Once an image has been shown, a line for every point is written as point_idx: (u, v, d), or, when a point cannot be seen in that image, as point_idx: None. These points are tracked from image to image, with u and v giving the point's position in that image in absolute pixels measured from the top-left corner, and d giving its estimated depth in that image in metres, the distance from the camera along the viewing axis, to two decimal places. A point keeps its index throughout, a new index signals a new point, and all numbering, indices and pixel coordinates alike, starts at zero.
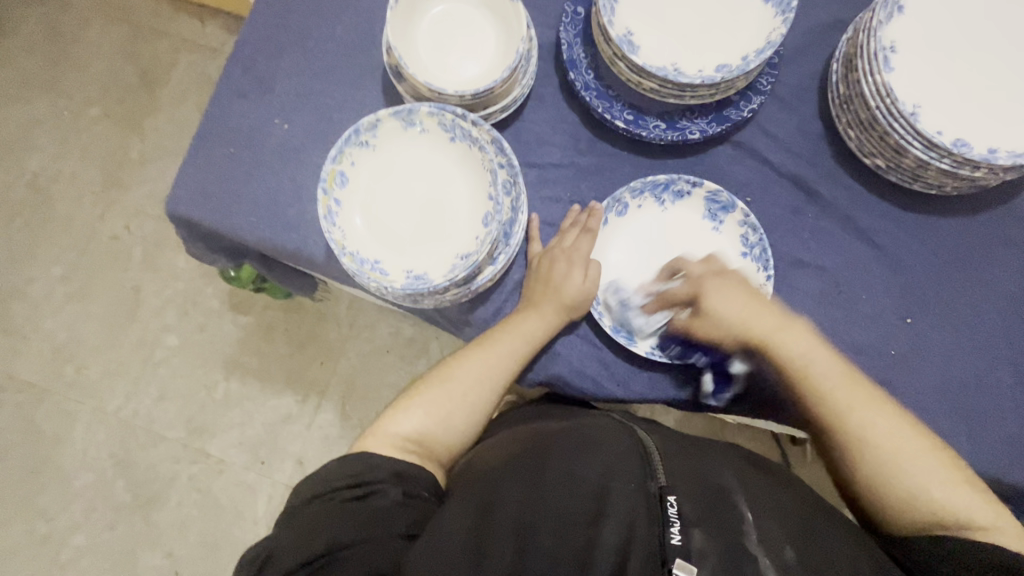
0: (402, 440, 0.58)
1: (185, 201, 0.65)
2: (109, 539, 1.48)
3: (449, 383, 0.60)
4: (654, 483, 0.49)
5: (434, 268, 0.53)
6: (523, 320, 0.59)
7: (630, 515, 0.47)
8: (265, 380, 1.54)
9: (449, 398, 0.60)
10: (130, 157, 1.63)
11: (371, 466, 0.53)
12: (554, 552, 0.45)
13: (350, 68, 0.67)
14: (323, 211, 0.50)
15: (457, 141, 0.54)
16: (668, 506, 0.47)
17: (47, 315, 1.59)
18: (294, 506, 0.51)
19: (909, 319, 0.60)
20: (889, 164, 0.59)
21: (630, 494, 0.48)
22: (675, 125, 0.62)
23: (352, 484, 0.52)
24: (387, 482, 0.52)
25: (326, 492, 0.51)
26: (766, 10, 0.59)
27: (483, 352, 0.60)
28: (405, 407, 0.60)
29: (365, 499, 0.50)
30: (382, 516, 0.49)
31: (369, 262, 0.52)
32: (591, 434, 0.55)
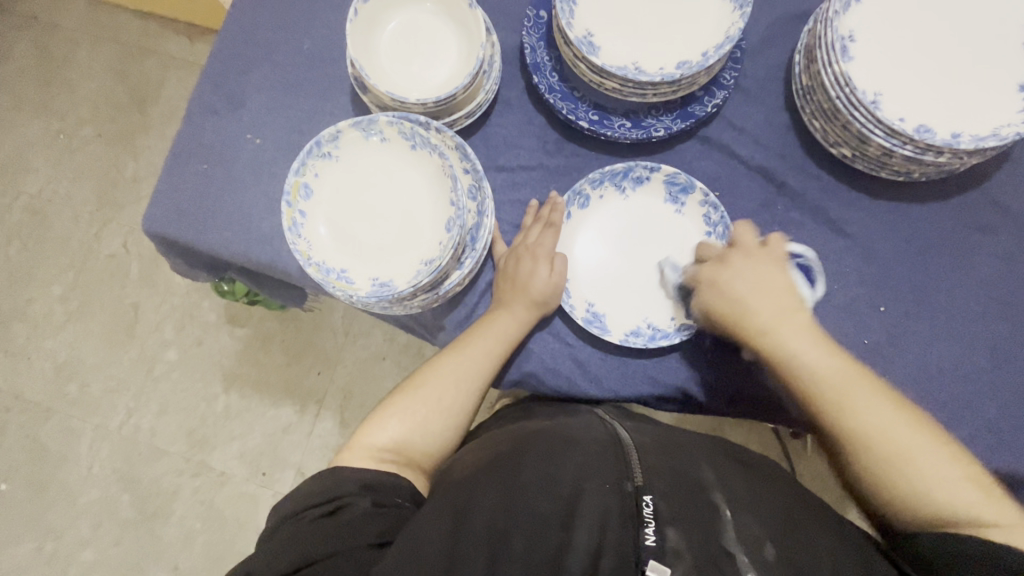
0: (379, 451, 0.57)
1: (161, 218, 0.66)
2: (116, 553, 1.50)
3: (424, 388, 0.60)
4: (630, 483, 0.49)
5: (399, 274, 0.53)
6: (494, 320, 0.59)
7: (604, 516, 0.47)
8: (264, 391, 1.55)
9: (423, 404, 0.60)
10: (124, 176, 1.66)
11: (342, 481, 0.53)
12: (526, 558, 0.45)
13: (320, 80, 0.67)
14: (287, 223, 0.51)
15: (418, 149, 0.54)
16: (644, 506, 0.47)
17: (48, 335, 1.62)
18: (268, 533, 0.51)
19: (881, 307, 0.60)
20: (854, 152, 0.58)
21: (603, 495, 0.48)
22: (640, 123, 0.62)
23: (322, 501, 0.51)
24: (356, 495, 0.51)
25: (297, 513, 0.51)
26: (725, 4, 0.59)
27: (457, 354, 0.60)
28: (383, 416, 0.60)
29: (335, 513, 0.50)
30: (349, 528, 0.48)
31: (335, 272, 0.52)
32: (569, 436, 0.55)
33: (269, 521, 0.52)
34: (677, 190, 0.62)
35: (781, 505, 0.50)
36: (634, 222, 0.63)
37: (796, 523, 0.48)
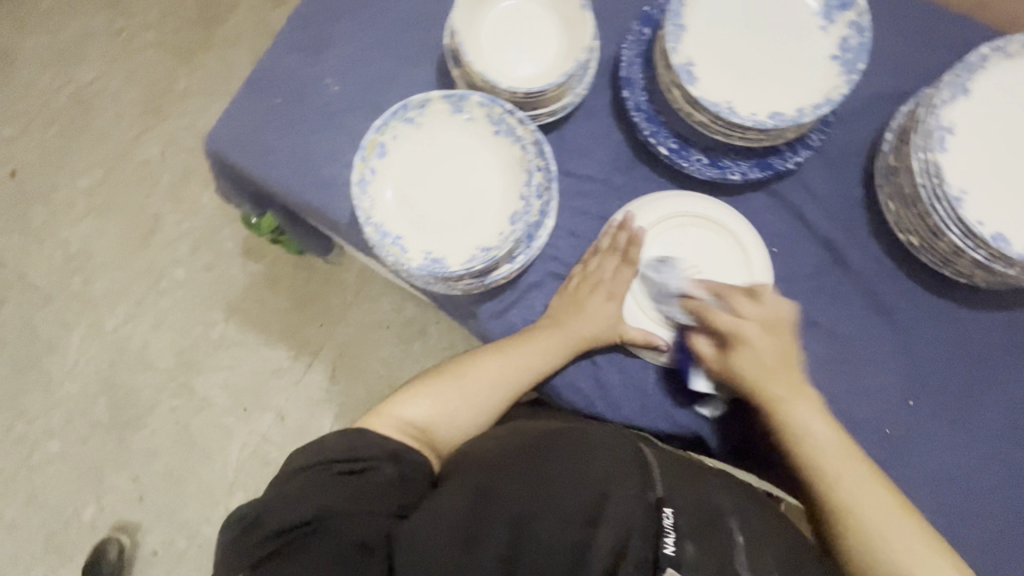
0: (406, 424, 0.56)
1: (223, 139, 0.66)
2: (81, 452, 1.50)
3: (461, 380, 0.60)
4: (652, 493, 0.48)
5: (452, 254, 0.53)
6: (547, 334, 0.59)
7: (627, 520, 0.46)
8: (262, 330, 1.55)
9: (459, 394, 0.59)
10: (175, 87, 1.65)
11: (370, 444, 0.51)
12: (549, 544, 0.45)
13: (411, 42, 0.67)
14: (356, 177, 0.51)
15: (500, 136, 0.54)
16: (665, 518, 0.47)
17: (65, 223, 1.62)
18: (289, 473, 0.50)
19: (909, 401, 0.60)
20: (922, 243, 0.58)
21: (629, 501, 0.47)
22: (718, 162, 0.62)
23: (348, 458, 0.50)
24: (383, 460, 0.50)
25: (324, 461, 0.50)
26: (832, 66, 0.58)
27: (502, 356, 0.60)
28: (412, 392, 0.59)
29: (362, 474, 0.49)
30: (377, 494, 0.48)
31: (389, 238, 0.52)
32: (595, 435, 0.52)
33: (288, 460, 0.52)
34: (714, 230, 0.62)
35: (785, 538, 0.50)
36: (713, 223, 0.62)
37: (799, 561, 0.48)
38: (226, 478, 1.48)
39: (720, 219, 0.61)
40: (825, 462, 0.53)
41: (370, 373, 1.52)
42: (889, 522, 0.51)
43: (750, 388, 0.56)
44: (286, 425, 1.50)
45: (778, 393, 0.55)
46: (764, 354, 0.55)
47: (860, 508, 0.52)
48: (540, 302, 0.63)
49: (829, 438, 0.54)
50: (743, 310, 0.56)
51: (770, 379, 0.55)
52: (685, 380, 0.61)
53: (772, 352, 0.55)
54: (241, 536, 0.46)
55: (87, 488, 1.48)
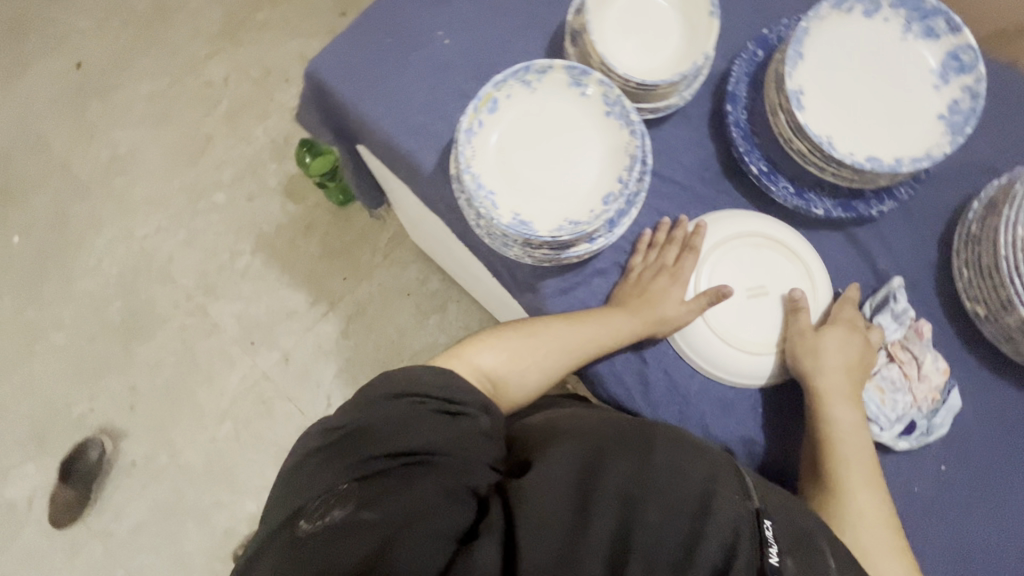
0: (480, 372, 0.59)
1: (328, 67, 0.67)
2: (85, 349, 1.51)
3: (536, 341, 0.60)
4: (753, 504, 0.47)
5: (538, 220, 0.54)
6: (617, 314, 0.59)
7: (734, 525, 0.44)
8: (286, 270, 1.56)
9: (532, 353, 0.60)
10: (255, 18, 1.67)
11: (461, 391, 0.54)
12: (656, 531, 0.44)
13: (528, 14, 0.68)
14: (466, 123, 0.52)
15: (610, 118, 0.55)
16: (766, 529, 0.45)
17: (119, 125, 1.63)
18: (377, 398, 0.52)
19: (942, 466, 0.60)
20: (989, 315, 0.58)
21: (734, 505, 0.46)
22: (803, 194, 0.62)
23: (443, 398, 0.53)
24: (476, 410, 0.53)
25: (420, 396, 0.52)
26: (937, 125, 0.59)
27: (573, 326, 0.59)
28: (491, 343, 0.61)
29: (456, 417, 0.52)
30: (470, 439, 0.51)
31: (483, 190, 0.53)
32: (697, 439, 0.52)
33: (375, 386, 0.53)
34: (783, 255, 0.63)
35: None
36: (775, 243, 0.62)
37: None
38: (220, 406, 1.48)
39: (780, 239, 0.62)
40: (849, 465, 0.55)
41: (382, 335, 1.52)
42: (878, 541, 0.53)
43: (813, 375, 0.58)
44: (290, 368, 1.50)
45: (833, 389, 0.57)
46: (838, 348, 0.58)
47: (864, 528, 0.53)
48: (601, 290, 0.63)
49: (859, 444, 0.56)
50: (839, 325, 0.59)
51: (837, 374, 0.57)
52: (727, 396, 0.61)
53: (840, 351, 0.57)
54: (335, 453, 0.48)
55: (82, 385, 1.49)
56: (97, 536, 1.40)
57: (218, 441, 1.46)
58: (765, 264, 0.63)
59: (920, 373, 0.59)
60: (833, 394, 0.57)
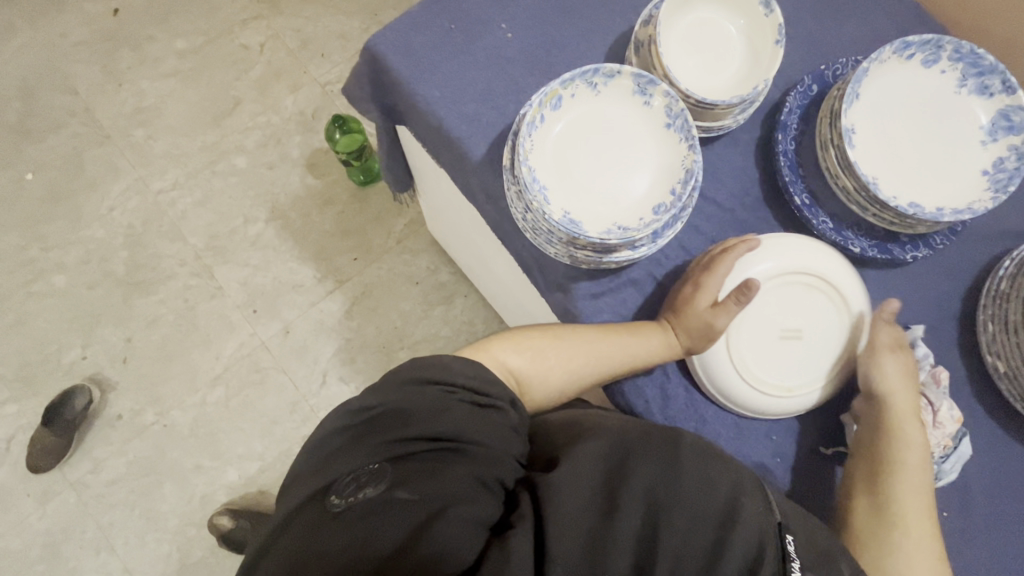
0: (508, 371, 0.61)
1: (388, 44, 0.68)
2: (84, 295, 1.48)
3: (561, 343, 0.62)
4: (776, 518, 0.49)
5: (586, 221, 0.55)
6: (648, 329, 0.60)
7: (759, 537, 0.47)
8: (297, 242, 1.55)
9: (557, 356, 0.62)
10: None
11: (492, 383, 0.56)
12: (686, 534, 0.46)
13: (592, 20, 0.69)
14: (530, 116, 0.53)
15: (671, 130, 0.56)
16: (788, 542, 0.47)
17: (149, 76, 1.62)
18: (405, 382, 0.53)
19: (945, 514, 0.60)
20: (1008, 371, 0.59)
21: (759, 517, 0.48)
22: (841, 231, 0.63)
23: (473, 390, 0.55)
24: (506, 404, 0.55)
25: (449, 385, 0.54)
26: (981, 180, 0.60)
27: (602, 336, 0.60)
28: (517, 342, 0.63)
29: (486, 409, 0.54)
30: (499, 430, 0.53)
31: (537, 182, 0.54)
32: (722, 449, 0.53)
33: (406, 372, 0.54)
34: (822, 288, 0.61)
35: None
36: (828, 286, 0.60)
37: None
38: (213, 370, 1.46)
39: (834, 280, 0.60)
40: (906, 482, 0.56)
41: (385, 321, 1.51)
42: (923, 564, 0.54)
43: (881, 393, 0.58)
44: (288, 341, 1.49)
45: (902, 407, 0.57)
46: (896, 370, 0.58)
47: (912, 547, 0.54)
48: (632, 300, 0.63)
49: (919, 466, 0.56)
50: (890, 352, 0.59)
51: (901, 396, 0.57)
52: (743, 419, 0.62)
53: (902, 375, 0.58)
54: (367, 434, 0.50)
55: (77, 332, 1.47)
56: (71, 486, 1.38)
57: (207, 406, 1.44)
58: (812, 309, 0.61)
59: (934, 419, 0.59)
60: (904, 413, 0.57)
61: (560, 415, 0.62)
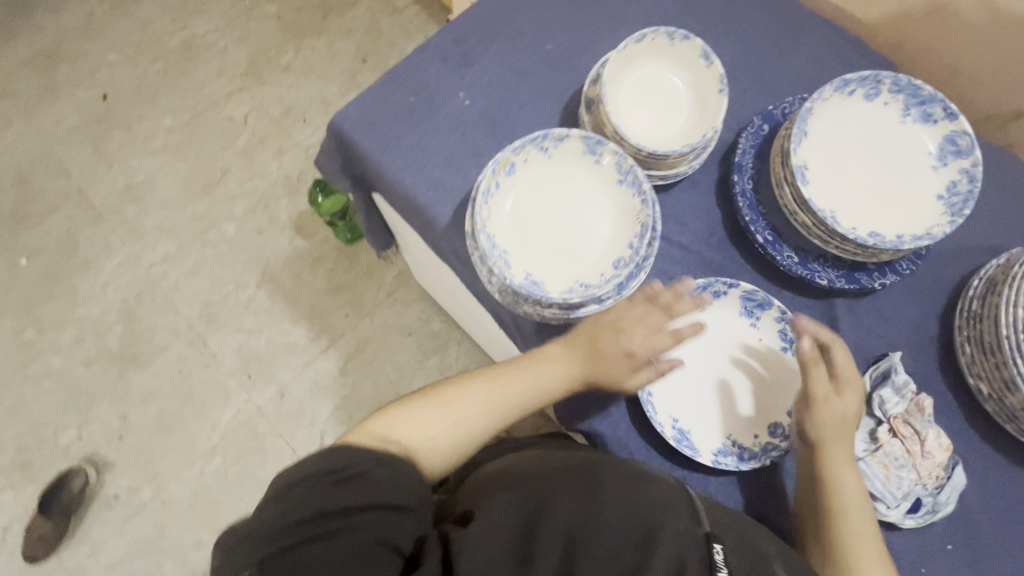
0: (395, 446, 0.54)
1: (351, 120, 0.70)
2: (80, 374, 1.49)
3: (439, 408, 0.58)
4: (701, 528, 0.47)
5: (551, 281, 0.58)
6: (546, 367, 0.59)
7: (681, 552, 0.45)
8: (289, 303, 1.56)
9: (447, 417, 0.57)
10: (280, 60, 1.75)
11: (353, 453, 0.50)
12: (604, 563, 0.45)
13: (546, 81, 0.71)
14: (485, 186, 0.56)
15: (623, 186, 0.59)
16: (716, 552, 0.45)
17: (138, 154, 1.67)
18: (267, 497, 0.48)
19: (950, 546, 0.57)
20: (993, 393, 0.59)
21: (680, 534, 0.46)
22: (807, 264, 0.63)
23: (330, 471, 0.49)
24: (369, 465, 0.50)
25: (310, 475, 0.48)
26: (938, 205, 0.61)
27: (493, 384, 0.59)
28: (400, 412, 0.57)
29: (353, 481, 0.48)
30: (379, 493, 0.48)
31: (498, 250, 0.57)
32: (643, 470, 0.53)
33: (273, 483, 0.49)
34: (752, 305, 0.62)
35: None
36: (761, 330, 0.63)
37: None
38: (210, 439, 1.45)
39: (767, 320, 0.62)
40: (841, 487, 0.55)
41: (380, 376, 1.51)
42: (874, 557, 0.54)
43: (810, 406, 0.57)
44: (284, 404, 1.48)
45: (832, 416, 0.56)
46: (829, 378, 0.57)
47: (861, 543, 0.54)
48: None
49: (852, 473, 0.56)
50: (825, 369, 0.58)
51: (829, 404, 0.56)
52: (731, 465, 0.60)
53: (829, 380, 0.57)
54: (232, 553, 0.45)
55: (73, 411, 1.46)
56: (71, 573, 1.35)
57: (205, 476, 1.42)
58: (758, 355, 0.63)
59: (924, 450, 0.57)
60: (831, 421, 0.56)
61: (496, 466, 0.60)
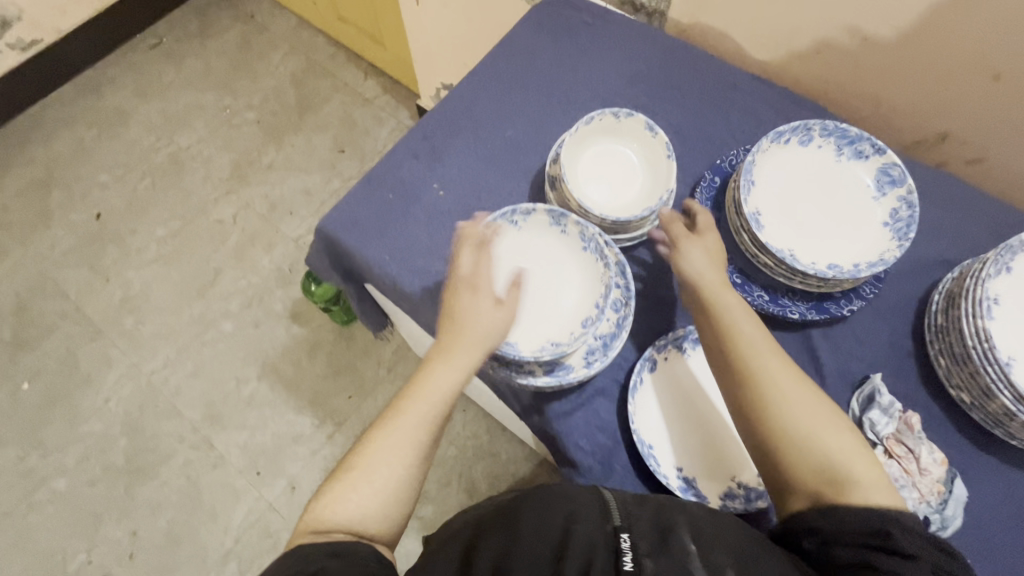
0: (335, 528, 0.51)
1: (335, 223, 0.75)
2: (86, 494, 1.47)
3: (357, 473, 0.54)
4: (610, 524, 0.50)
5: (525, 343, 0.62)
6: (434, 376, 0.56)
7: (591, 549, 0.48)
8: (291, 392, 1.57)
9: (371, 472, 0.54)
10: (262, 161, 1.85)
11: (302, 554, 0.47)
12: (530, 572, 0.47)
13: (511, 163, 0.78)
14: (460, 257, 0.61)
15: (587, 252, 0.64)
16: (622, 542, 0.49)
17: (133, 266, 1.72)
18: None
19: (967, 560, 0.58)
20: (974, 401, 0.61)
21: (592, 535, 0.49)
22: (778, 300, 0.67)
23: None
24: (323, 560, 0.46)
25: None
26: (884, 231, 0.66)
27: (402, 419, 0.56)
28: (335, 494, 0.53)
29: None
30: None
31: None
32: (558, 486, 0.55)
33: None
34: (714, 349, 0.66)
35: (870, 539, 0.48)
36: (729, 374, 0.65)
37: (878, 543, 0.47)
38: (223, 545, 1.42)
39: None
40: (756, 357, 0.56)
41: None
42: (824, 432, 0.53)
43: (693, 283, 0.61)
44: (296, 496, 1.46)
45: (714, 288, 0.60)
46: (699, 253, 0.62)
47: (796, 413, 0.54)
48: (606, 409, 0.64)
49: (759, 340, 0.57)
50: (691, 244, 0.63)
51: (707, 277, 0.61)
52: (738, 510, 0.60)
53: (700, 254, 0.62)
54: None
55: (81, 535, 1.43)
56: None
57: None
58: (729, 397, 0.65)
59: (920, 467, 0.59)
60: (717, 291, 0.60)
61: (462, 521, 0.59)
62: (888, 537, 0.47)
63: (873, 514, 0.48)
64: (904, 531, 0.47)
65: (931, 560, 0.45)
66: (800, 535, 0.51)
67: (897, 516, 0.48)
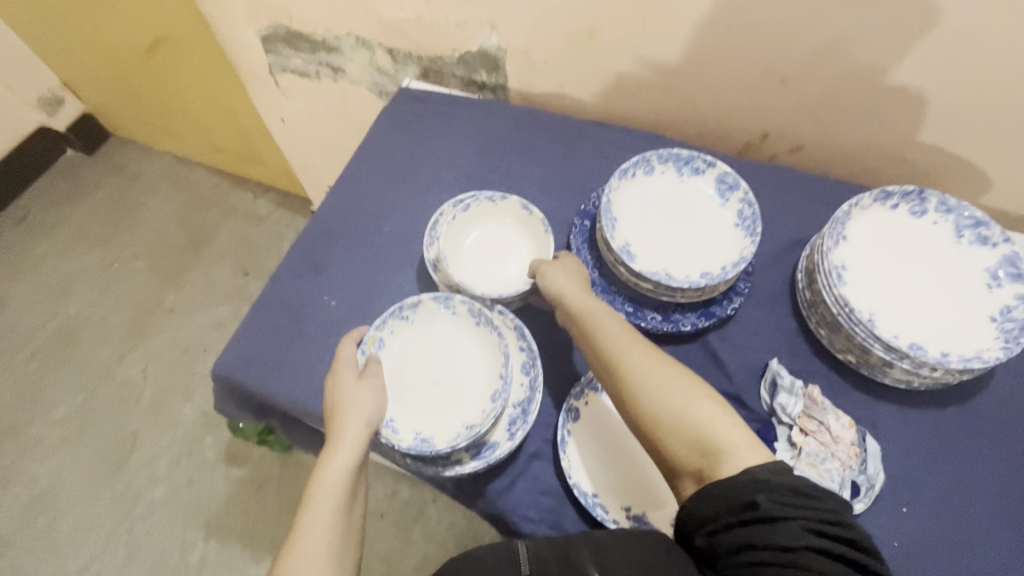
0: None
1: (231, 364, 0.73)
2: None
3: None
4: None
5: (441, 434, 0.62)
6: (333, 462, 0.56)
7: None
8: (245, 543, 1.43)
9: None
10: (163, 306, 1.76)
11: None
12: None
13: (396, 257, 0.80)
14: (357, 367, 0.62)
15: (482, 326, 0.67)
16: None
17: (36, 459, 1.55)
18: None
19: (904, 509, 0.61)
20: (858, 359, 0.67)
21: None
22: (670, 317, 0.71)
23: None
24: None
25: None
26: (737, 231, 0.73)
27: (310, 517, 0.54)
28: None
29: None
30: None
31: (386, 421, 0.61)
32: (474, 555, 0.56)
33: None
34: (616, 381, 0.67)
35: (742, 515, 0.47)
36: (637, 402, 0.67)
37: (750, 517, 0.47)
38: None
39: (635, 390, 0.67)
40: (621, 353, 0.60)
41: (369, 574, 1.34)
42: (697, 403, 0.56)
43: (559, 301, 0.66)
44: None
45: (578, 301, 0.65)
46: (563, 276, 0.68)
47: (667, 394, 0.56)
48: (545, 471, 0.64)
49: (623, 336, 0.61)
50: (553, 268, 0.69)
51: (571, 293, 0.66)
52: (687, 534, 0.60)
53: (565, 277, 0.68)
54: None
55: None
56: None
57: None
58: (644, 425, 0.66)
59: (834, 436, 0.63)
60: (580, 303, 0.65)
61: None
62: (756, 506, 0.47)
63: (741, 488, 0.48)
64: (771, 494, 0.47)
65: (801, 518, 0.46)
66: (692, 533, 0.50)
67: (762, 478, 0.48)
